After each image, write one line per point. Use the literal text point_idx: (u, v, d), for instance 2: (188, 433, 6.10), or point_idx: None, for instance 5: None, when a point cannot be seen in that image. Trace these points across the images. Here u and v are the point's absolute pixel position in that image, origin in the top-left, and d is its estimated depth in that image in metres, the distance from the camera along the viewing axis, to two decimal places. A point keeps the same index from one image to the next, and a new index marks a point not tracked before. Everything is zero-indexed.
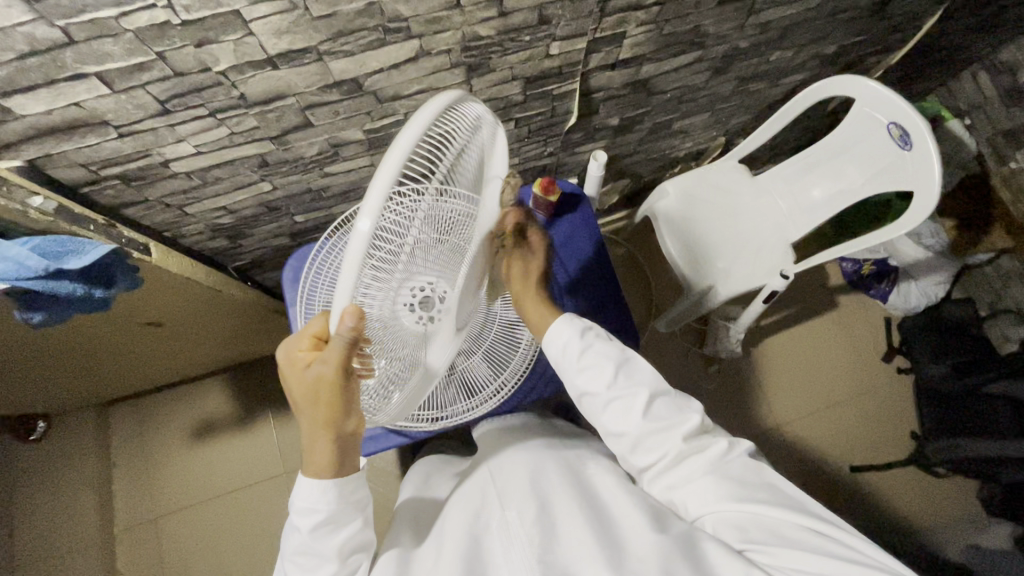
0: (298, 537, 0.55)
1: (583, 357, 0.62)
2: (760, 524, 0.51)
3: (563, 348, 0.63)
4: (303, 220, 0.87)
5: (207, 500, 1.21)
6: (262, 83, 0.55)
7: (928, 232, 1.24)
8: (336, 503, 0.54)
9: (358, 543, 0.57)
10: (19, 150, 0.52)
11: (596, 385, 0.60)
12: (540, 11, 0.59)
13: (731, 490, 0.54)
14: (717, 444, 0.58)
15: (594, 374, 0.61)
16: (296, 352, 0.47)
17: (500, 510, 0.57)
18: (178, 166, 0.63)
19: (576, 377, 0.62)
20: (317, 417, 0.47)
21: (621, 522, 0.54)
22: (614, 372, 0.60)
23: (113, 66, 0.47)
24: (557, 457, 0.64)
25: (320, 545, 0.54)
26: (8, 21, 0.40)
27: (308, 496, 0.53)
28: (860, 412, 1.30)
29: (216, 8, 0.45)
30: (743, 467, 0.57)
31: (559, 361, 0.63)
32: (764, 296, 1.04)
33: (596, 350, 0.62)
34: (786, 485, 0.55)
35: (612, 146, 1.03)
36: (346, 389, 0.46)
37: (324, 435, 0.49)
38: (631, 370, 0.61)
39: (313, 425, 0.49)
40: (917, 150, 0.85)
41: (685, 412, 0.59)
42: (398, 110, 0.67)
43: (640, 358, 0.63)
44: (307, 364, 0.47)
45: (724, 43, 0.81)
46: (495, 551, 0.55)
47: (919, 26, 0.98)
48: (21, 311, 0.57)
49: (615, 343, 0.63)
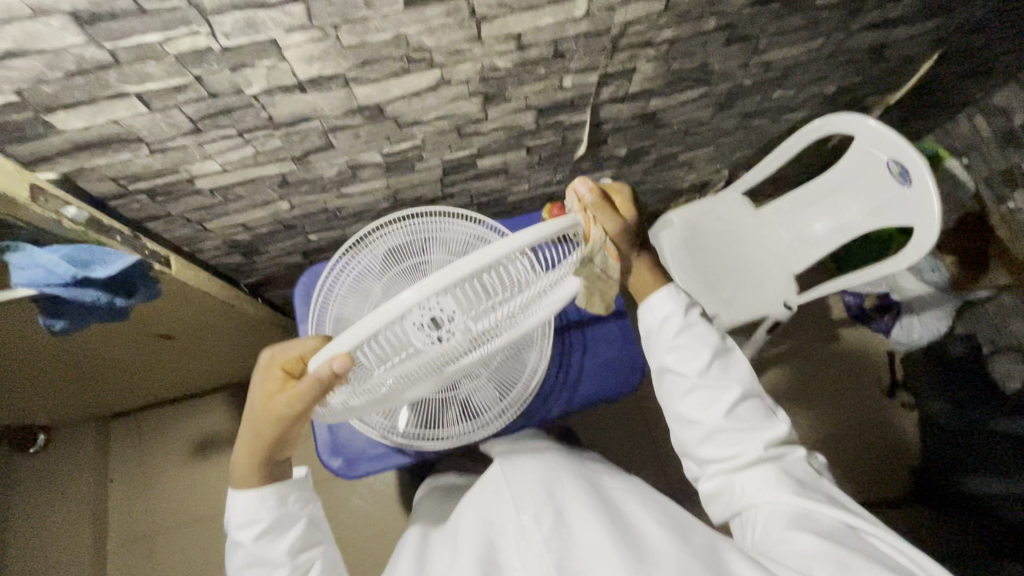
0: (245, 551, 0.56)
1: (680, 336, 0.61)
2: (813, 521, 0.52)
3: (663, 322, 0.62)
4: (317, 239, 0.89)
5: (201, 520, 1.19)
6: (291, 106, 0.57)
7: (929, 266, 1.24)
8: (277, 508, 0.56)
9: (307, 540, 0.58)
10: (55, 163, 0.54)
11: (686, 367, 0.60)
12: (556, 46, 0.62)
13: (793, 485, 0.55)
14: (790, 449, 0.59)
15: (687, 358, 0.60)
16: (269, 371, 0.53)
17: (515, 514, 0.57)
18: (203, 183, 0.65)
19: (666, 356, 0.61)
20: (259, 435, 0.54)
21: (636, 528, 0.55)
22: (710, 361, 0.60)
23: (153, 86, 0.49)
24: (573, 469, 0.65)
25: (266, 552, 0.56)
26: (61, 43, 0.43)
27: (246, 509, 0.56)
28: (865, 446, 1.29)
29: (254, 35, 0.47)
30: (806, 471, 0.58)
31: (653, 333, 0.62)
32: (767, 326, 1.07)
33: (695, 336, 0.61)
34: (846, 498, 0.57)
35: (619, 175, 1.06)
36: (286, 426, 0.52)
37: (252, 453, 0.55)
38: (728, 364, 0.61)
39: (254, 435, 0.54)
40: (917, 190, 0.88)
41: (772, 419, 0.59)
42: (415, 135, 0.70)
43: (738, 355, 0.62)
44: (272, 389, 0.52)
45: (729, 81, 0.84)
46: (509, 550, 0.55)
47: (914, 70, 1.02)
48: (44, 316, 0.58)
49: (715, 333, 0.62)
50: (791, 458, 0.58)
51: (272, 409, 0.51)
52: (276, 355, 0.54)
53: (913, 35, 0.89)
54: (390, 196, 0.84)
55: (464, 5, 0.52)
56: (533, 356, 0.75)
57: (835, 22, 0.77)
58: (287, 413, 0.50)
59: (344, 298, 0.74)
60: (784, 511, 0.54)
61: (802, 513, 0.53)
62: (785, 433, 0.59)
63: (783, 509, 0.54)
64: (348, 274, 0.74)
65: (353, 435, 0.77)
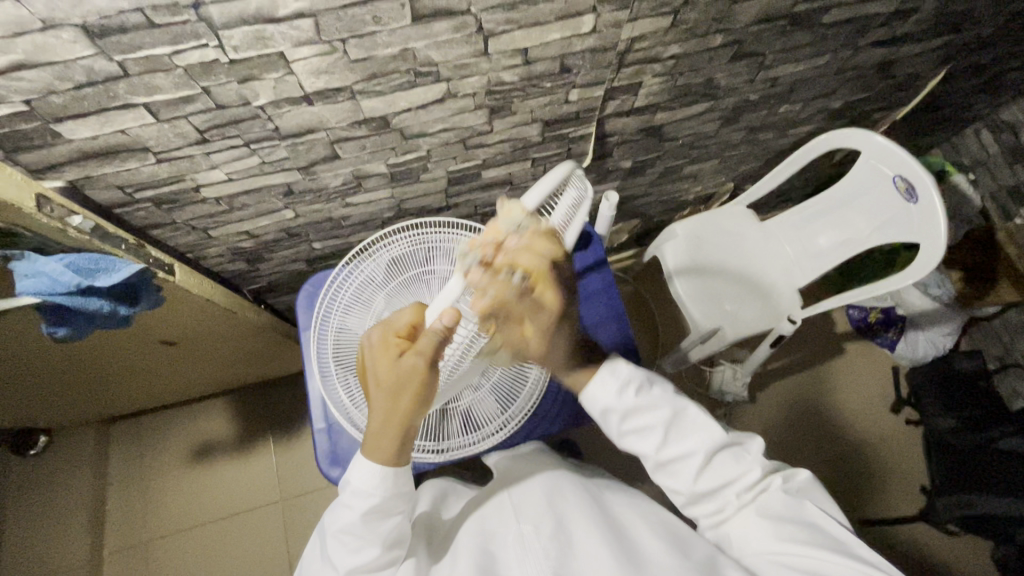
0: (346, 516, 0.55)
1: (630, 420, 0.60)
2: (795, 568, 0.50)
3: (605, 413, 0.60)
4: (321, 247, 0.89)
5: (200, 525, 1.19)
6: (297, 118, 0.58)
7: (935, 282, 1.21)
8: (390, 491, 0.54)
9: (399, 535, 0.57)
10: (63, 171, 0.55)
11: (646, 446, 0.59)
12: (562, 61, 0.62)
13: (775, 530, 0.53)
14: (767, 486, 0.57)
15: (645, 438, 0.59)
16: (384, 344, 0.52)
17: (516, 523, 0.58)
18: (208, 192, 0.65)
19: (625, 439, 0.61)
20: (394, 406, 0.50)
21: (637, 542, 0.54)
22: (666, 435, 0.59)
23: (161, 97, 0.50)
24: (574, 482, 0.65)
25: (369, 531, 0.54)
26: (71, 55, 0.43)
27: (366, 481, 0.53)
28: (870, 463, 1.28)
29: (263, 49, 0.48)
30: (784, 502, 0.56)
31: (603, 425, 0.61)
32: (771, 340, 1.06)
33: (643, 412, 0.59)
34: (833, 525, 0.54)
35: (624, 187, 1.06)
36: (423, 386, 0.50)
37: (396, 426, 0.51)
38: (684, 428, 0.59)
39: (382, 415, 0.51)
40: (923, 206, 0.86)
41: (744, 463, 0.57)
42: (421, 147, 0.70)
43: (694, 411, 0.60)
44: (394, 355, 0.51)
45: (735, 95, 0.84)
46: (508, 561, 0.55)
47: (921, 87, 1.02)
48: (47, 324, 0.58)
49: (664, 400, 0.60)
50: (767, 494, 0.57)
51: (404, 368, 0.49)
52: (382, 331, 0.53)
53: (920, 52, 0.89)
54: (394, 206, 0.84)
55: (472, 20, 0.52)
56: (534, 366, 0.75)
57: (842, 39, 0.77)
58: (418, 369, 0.49)
59: (346, 307, 0.74)
60: (768, 562, 0.52)
61: (782, 562, 0.51)
62: (758, 476, 0.57)
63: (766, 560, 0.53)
64: (351, 284, 0.74)
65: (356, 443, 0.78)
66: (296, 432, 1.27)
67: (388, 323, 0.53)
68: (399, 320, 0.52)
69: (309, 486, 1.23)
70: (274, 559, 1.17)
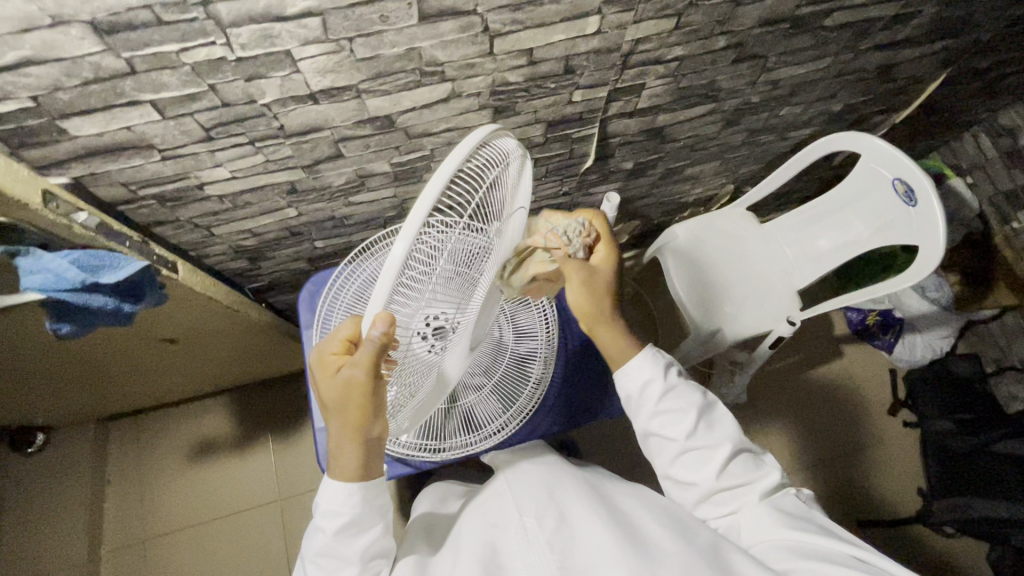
0: (321, 540, 0.54)
1: (664, 400, 0.60)
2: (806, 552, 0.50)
3: (646, 387, 0.61)
4: (323, 246, 0.90)
5: (197, 524, 1.19)
6: (303, 116, 0.58)
7: (933, 286, 1.25)
8: (361, 506, 0.54)
9: (379, 549, 0.57)
10: (67, 168, 0.55)
11: (676, 431, 0.59)
12: (566, 62, 0.63)
13: (784, 519, 0.54)
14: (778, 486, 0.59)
15: (676, 422, 0.60)
16: (326, 357, 0.49)
17: (518, 515, 0.58)
18: (212, 189, 0.65)
19: (656, 420, 0.60)
20: (346, 419, 0.48)
21: (639, 531, 0.54)
22: (697, 421, 0.59)
23: (167, 94, 0.50)
24: (573, 473, 0.65)
25: (347, 546, 0.54)
26: (79, 52, 0.43)
27: (334, 499, 0.53)
28: (868, 464, 1.28)
29: (270, 47, 0.48)
30: (796, 505, 0.57)
31: (637, 401, 0.61)
32: (769, 342, 1.06)
33: (680, 396, 0.61)
34: (837, 526, 0.55)
35: (625, 188, 1.06)
36: (372, 397, 0.46)
37: (352, 438, 0.50)
38: (713, 420, 0.61)
39: (339, 433, 0.50)
40: (922, 208, 0.87)
41: (762, 469, 0.59)
42: (425, 146, 0.70)
43: (721, 408, 0.62)
44: (337, 369, 0.48)
45: (737, 98, 0.84)
46: (512, 552, 0.56)
47: (921, 90, 1.02)
48: (51, 321, 0.58)
49: (696, 390, 0.62)
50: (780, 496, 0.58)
51: (342, 382, 0.45)
52: (325, 341, 0.50)
53: (921, 56, 0.89)
54: (397, 205, 0.84)
55: (478, 20, 0.52)
56: (535, 367, 0.76)
57: (843, 43, 0.78)
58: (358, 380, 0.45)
59: (348, 307, 0.73)
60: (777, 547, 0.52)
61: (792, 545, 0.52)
62: (776, 480, 0.59)
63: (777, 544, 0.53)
64: (354, 282, 0.74)
65: None
66: (296, 432, 1.26)
67: (328, 337, 0.50)
68: (336, 335, 0.49)
69: (308, 486, 1.22)
70: (272, 559, 1.16)
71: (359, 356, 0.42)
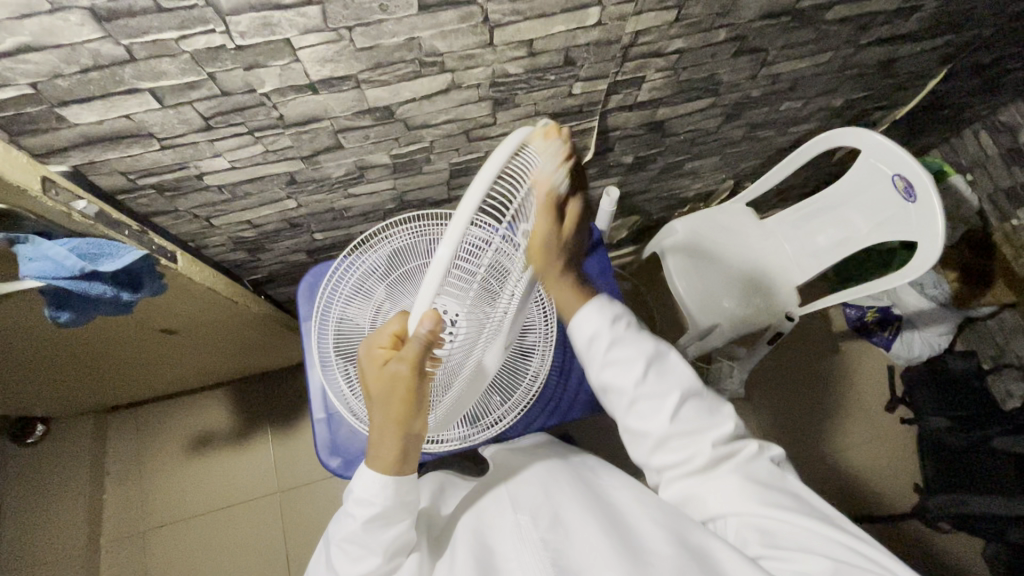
0: (351, 525, 0.54)
1: (611, 351, 0.58)
2: (782, 535, 0.51)
3: (591, 340, 0.58)
4: (322, 238, 0.90)
5: (196, 515, 1.19)
6: (301, 107, 0.58)
7: (931, 283, 1.24)
8: (392, 499, 0.54)
9: (403, 543, 0.56)
10: (67, 156, 0.55)
11: (624, 380, 0.57)
12: (566, 53, 0.63)
13: (759, 494, 0.54)
14: (747, 449, 0.57)
15: (623, 371, 0.57)
16: (376, 349, 0.50)
17: (513, 515, 0.58)
18: (211, 180, 0.66)
19: (604, 371, 0.58)
20: (388, 411, 0.49)
21: (636, 532, 0.54)
22: (645, 369, 0.57)
23: (166, 83, 0.50)
24: (575, 475, 0.65)
25: (370, 537, 0.54)
26: (78, 38, 0.43)
27: (368, 488, 0.53)
28: (866, 461, 1.29)
29: (269, 35, 0.48)
30: (769, 472, 0.56)
31: (584, 353, 0.59)
32: (767, 337, 1.06)
33: (628, 344, 0.58)
34: (812, 496, 0.55)
35: (625, 182, 1.06)
36: (417, 388, 0.48)
37: (394, 433, 0.50)
38: (663, 368, 0.58)
39: (381, 427, 0.51)
40: (921, 204, 0.87)
41: (716, 417, 0.57)
42: (424, 138, 0.70)
43: (674, 356, 0.59)
44: (386, 361, 0.48)
45: (737, 91, 0.84)
46: (505, 552, 0.56)
47: (921, 85, 1.02)
48: (49, 309, 0.58)
49: (647, 338, 0.59)
50: (751, 461, 0.57)
51: (388, 373, 0.47)
52: (375, 334, 0.51)
53: (922, 51, 0.89)
54: (396, 197, 0.84)
55: (478, 10, 0.52)
56: (535, 360, 0.76)
57: (844, 37, 0.78)
58: (405, 374, 0.46)
59: (348, 297, 0.73)
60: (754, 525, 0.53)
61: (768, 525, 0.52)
62: (731, 431, 0.57)
63: (750, 519, 0.53)
64: (354, 273, 0.73)
65: (355, 436, 0.78)
66: (295, 424, 1.27)
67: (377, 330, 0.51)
68: (383, 330, 0.50)
69: (307, 477, 1.23)
70: (271, 550, 1.17)
71: (407, 349, 0.45)
